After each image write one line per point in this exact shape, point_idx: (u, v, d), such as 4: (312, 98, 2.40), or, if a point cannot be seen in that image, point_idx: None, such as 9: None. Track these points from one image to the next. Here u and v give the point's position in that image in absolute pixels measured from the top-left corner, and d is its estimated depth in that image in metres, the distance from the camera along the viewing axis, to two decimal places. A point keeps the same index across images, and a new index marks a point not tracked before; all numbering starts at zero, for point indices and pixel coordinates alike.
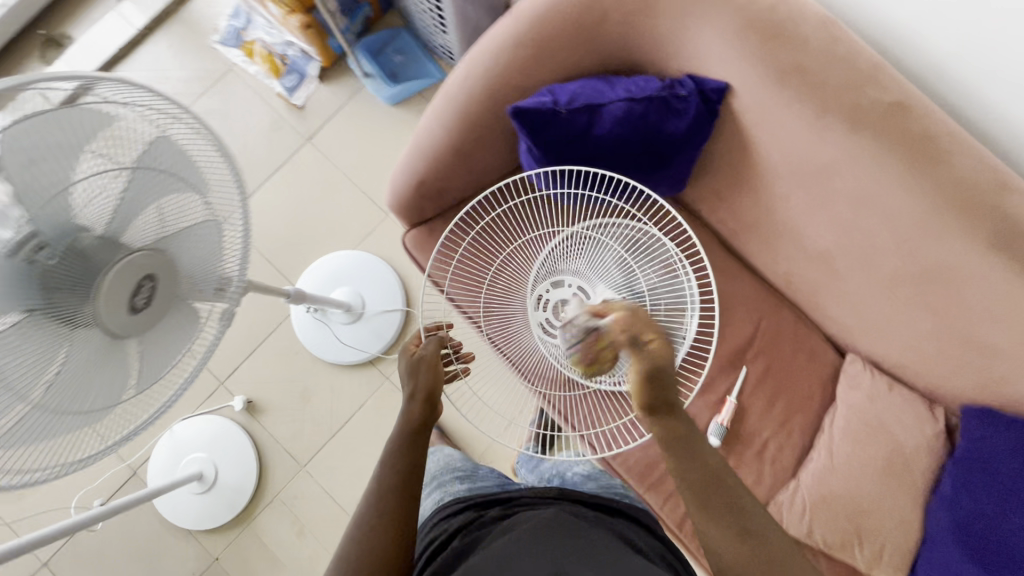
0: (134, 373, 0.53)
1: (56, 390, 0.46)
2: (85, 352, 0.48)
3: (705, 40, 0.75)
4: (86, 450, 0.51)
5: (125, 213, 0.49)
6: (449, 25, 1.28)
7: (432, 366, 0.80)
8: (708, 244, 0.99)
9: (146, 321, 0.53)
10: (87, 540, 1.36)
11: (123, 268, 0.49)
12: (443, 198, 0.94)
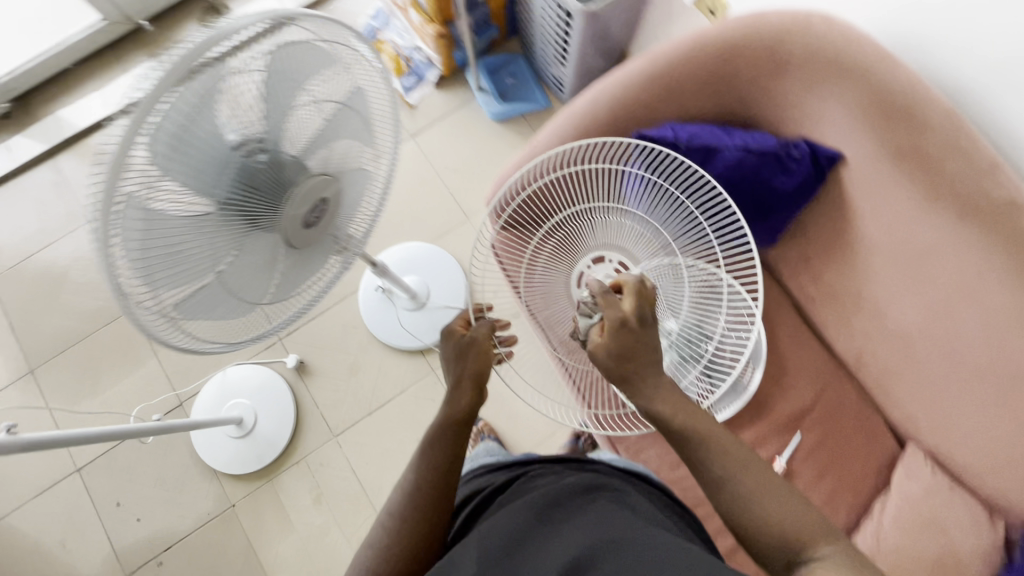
0: (278, 281, 0.59)
1: (232, 279, 0.52)
2: (259, 253, 0.54)
3: (829, 110, 0.81)
4: (235, 338, 0.58)
5: (322, 141, 0.55)
6: (569, 61, 1.36)
7: (483, 355, 0.77)
8: (782, 304, 1.00)
9: (304, 237, 0.58)
10: (122, 458, 1.43)
11: (311, 188, 0.54)
12: None
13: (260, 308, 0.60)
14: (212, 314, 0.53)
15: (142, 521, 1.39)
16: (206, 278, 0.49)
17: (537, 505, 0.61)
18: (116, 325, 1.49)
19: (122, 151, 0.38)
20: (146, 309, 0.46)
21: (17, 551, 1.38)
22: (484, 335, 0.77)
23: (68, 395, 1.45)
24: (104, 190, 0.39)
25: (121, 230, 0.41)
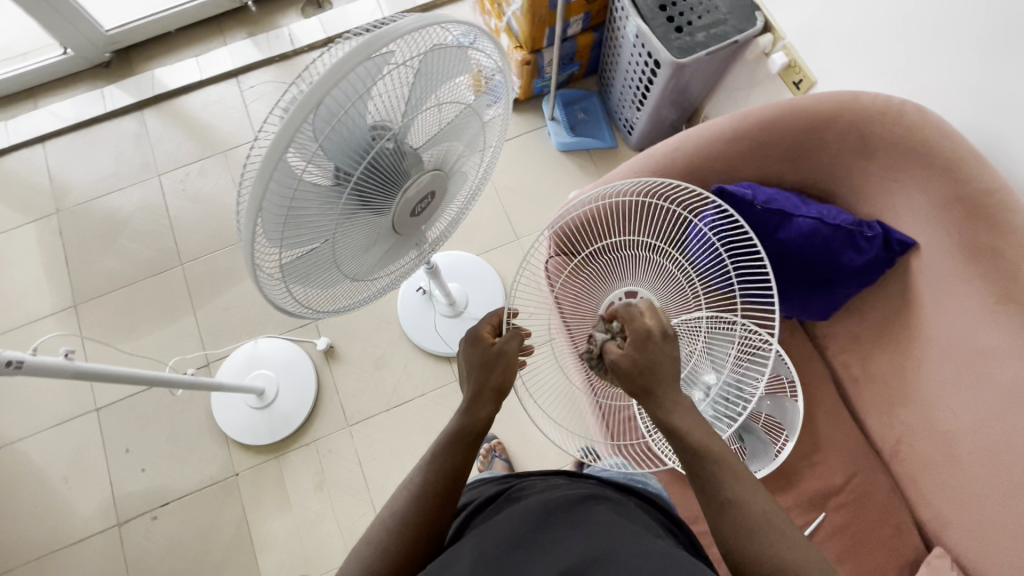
0: (370, 263, 0.63)
1: (339, 252, 0.55)
2: (365, 235, 0.57)
3: (911, 197, 0.83)
4: (320, 307, 0.61)
5: (442, 140, 0.58)
6: (645, 107, 1.41)
7: (508, 367, 0.70)
8: (823, 379, 0.99)
9: (406, 225, 0.61)
10: (140, 406, 1.45)
11: (423, 181, 0.57)
12: None
13: (346, 285, 0.63)
14: (313, 281, 0.56)
15: (145, 472, 1.40)
16: (319, 248, 0.52)
17: (532, 514, 0.60)
18: (164, 277, 1.54)
19: (286, 128, 0.41)
20: (266, 268, 0.49)
21: (22, 477, 1.40)
22: (514, 348, 0.69)
23: (104, 335, 1.49)
24: (261, 158, 0.41)
25: (266, 197, 0.44)
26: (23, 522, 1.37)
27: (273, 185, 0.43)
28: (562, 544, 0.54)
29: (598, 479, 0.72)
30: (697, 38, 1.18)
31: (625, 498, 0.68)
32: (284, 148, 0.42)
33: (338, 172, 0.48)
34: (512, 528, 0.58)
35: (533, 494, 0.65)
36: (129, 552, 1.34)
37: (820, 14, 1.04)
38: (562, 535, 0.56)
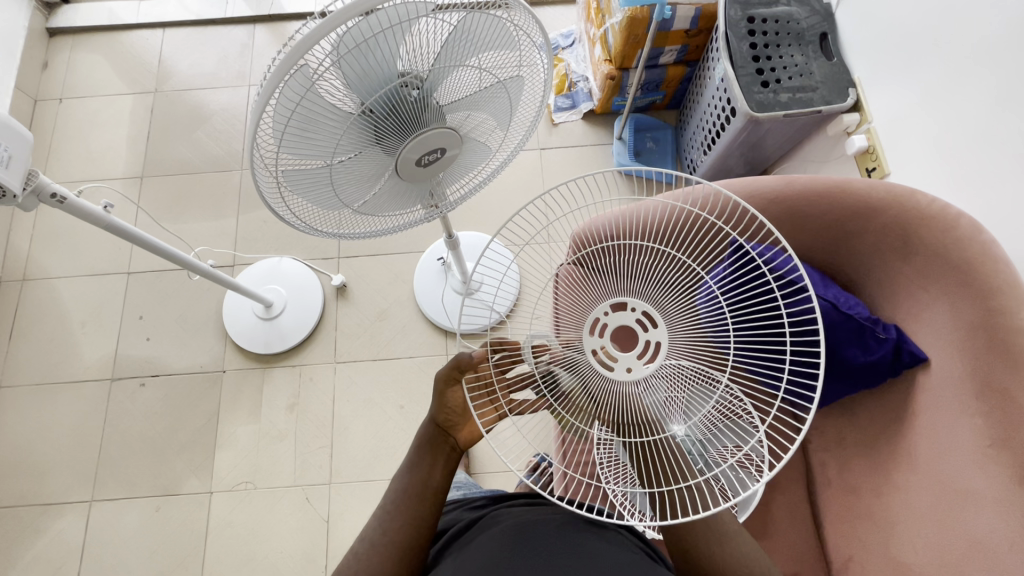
0: (370, 195, 0.66)
1: (341, 174, 0.59)
2: (369, 166, 0.60)
3: (936, 311, 0.78)
4: (309, 220, 0.65)
5: (467, 104, 0.61)
6: (713, 152, 1.39)
7: (444, 401, 0.75)
8: (793, 468, 0.95)
9: (410, 172, 0.65)
10: (164, 282, 1.56)
11: (438, 134, 0.60)
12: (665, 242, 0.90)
13: (345, 210, 0.67)
14: (310, 194, 0.60)
15: (149, 342, 1.51)
16: (321, 164, 0.56)
17: (507, 542, 0.64)
18: (224, 176, 1.66)
19: (315, 35, 0.44)
20: (267, 165, 0.53)
21: (47, 309, 1.54)
22: (443, 380, 0.74)
23: (157, 209, 1.62)
24: (284, 55, 0.45)
25: (280, 94, 0.48)
26: (36, 348, 1.51)
27: (289, 84, 0.47)
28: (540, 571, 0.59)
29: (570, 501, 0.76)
30: (780, 98, 1.15)
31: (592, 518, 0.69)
32: (307, 51, 0.45)
33: (356, 95, 0.52)
34: (489, 557, 0.62)
35: (507, 518, 0.69)
36: (113, 408, 1.45)
37: (912, 107, 1.00)
38: (537, 565, 0.60)
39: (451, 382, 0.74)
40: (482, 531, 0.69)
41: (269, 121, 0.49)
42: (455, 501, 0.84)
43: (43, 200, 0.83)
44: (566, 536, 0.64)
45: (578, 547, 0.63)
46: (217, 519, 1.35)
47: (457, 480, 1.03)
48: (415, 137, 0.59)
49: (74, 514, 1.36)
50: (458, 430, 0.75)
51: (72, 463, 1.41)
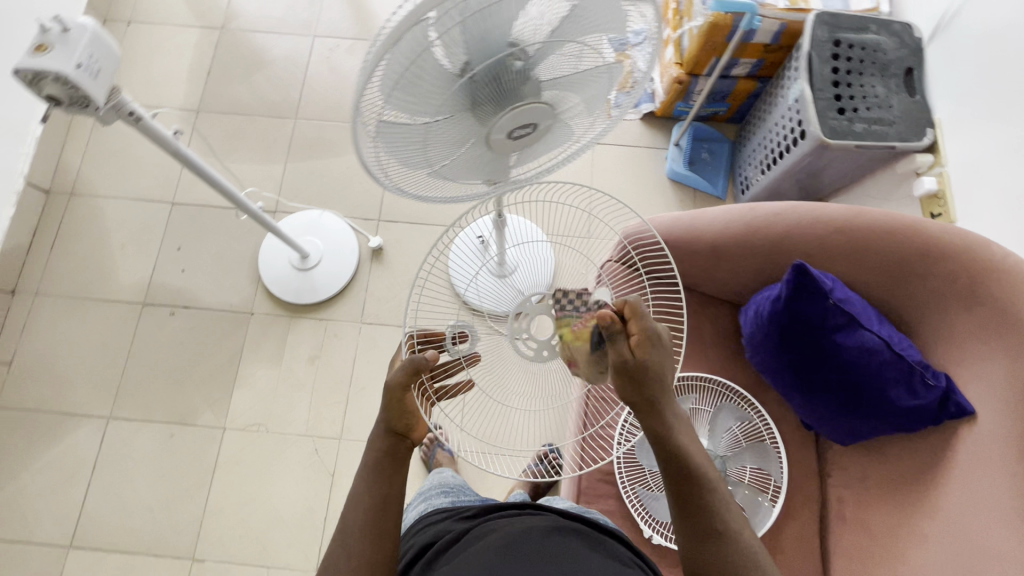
0: (453, 160, 0.66)
1: (435, 138, 0.60)
2: (461, 131, 0.60)
3: (989, 367, 0.77)
4: (392, 181, 0.66)
5: (566, 82, 0.60)
6: (772, 171, 1.36)
7: (397, 406, 0.74)
8: (807, 499, 0.96)
9: (498, 143, 0.65)
10: (205, 218, 1.58)
11: (534, 108, 0.59)
12: (717, 256, 0.96)
13: (427, 173, 0.67)
14: (403, 154, 0.61)
15: (183, 274, 1.53)
16: (417, 125, 0.57)
17: (494, 552, 0.65)
18: (277, 122, 1.66)
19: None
20: (369, 120, 0.53)
21: (89, 226, 1.57)
22: (397, 386, 0.74)
23: (207, 144, 1.62)
24: (407, 12, 0.45)
25: (395, 52, 0.48)
26: (74, 262, 1.54)
27: (404, 42, 0.47)
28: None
29: (558, 510, 0.77)
30: (855, 127, 1.12)
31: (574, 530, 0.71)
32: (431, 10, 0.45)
33: (464, 59, 0.52)
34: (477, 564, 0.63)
35: (498, 528, 0.71)
36: (140, 332, 1.48)
37: (993, 157, 0.97)
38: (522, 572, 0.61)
39: (406, 387, 0.74)
40: (475, 541, 0.70)
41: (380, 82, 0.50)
42: (444, 511, 0.84)
43: (120, 117, 0.82)
44: (549, 546, 0.65)
45: (569, 559, 0.64)
46: (226, 456, 1.38)
47: (445, 484, 0.99)
48: (511, 108, 0.59)
49: (91, 427, 1.40)
50: (413, 433, 0.76)
51: (95, 378, 1.44)
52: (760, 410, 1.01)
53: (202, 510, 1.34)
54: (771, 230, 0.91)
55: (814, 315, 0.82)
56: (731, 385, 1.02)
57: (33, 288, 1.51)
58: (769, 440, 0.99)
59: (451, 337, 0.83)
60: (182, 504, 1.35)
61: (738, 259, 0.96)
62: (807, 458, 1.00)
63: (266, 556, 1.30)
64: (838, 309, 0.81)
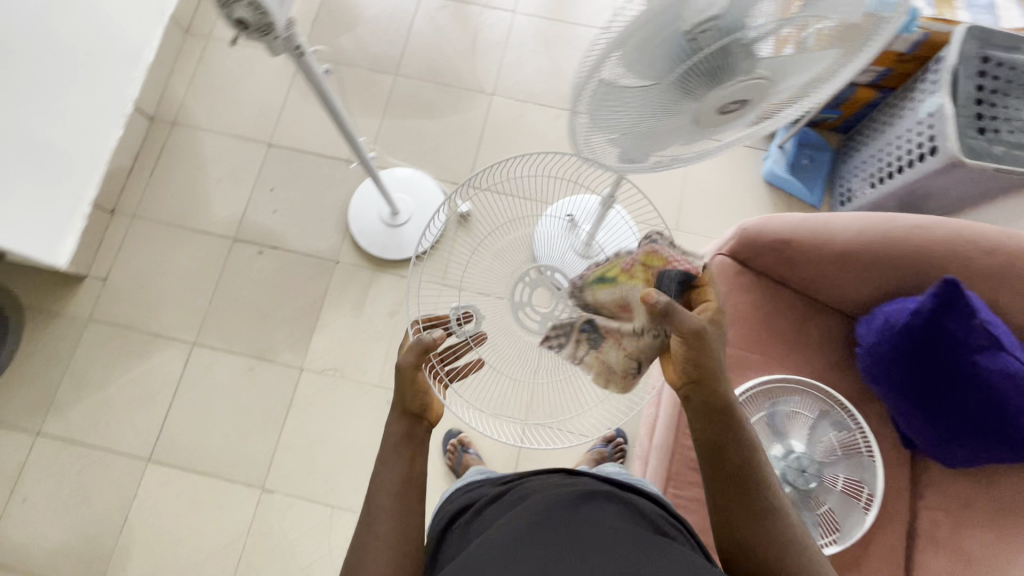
0: (649, 131, 0.66)
1: (644, 111, 0.62)
2: (671, 101, 0.61)
3: None
4: (587, 144, 0.68)
5: (789, 61, 0.59)
6: (885, 186, 1.33)
7: (412, 385, 0.79)
8: (899, 515, 0.96)
9: (705, 117, 0.64)
10: (299, 162, 1.60)
11: (753, 82, 0.58)
12: (846, 262, 0.97)
13: (620, 142, 0.68)
14: (611, 124, 0.63)
15: (274, 214, 1.56)
16: (633, 89, 0.58)
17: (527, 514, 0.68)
18: (376, 76, 1.67)
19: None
20: (595, 78, 0.55)
21: (188, 157, 1.60)
22: (410, 366, 0.79)
23: (308, 90, 1.64)
24: None
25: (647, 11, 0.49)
26: (171, 190, 1.57)
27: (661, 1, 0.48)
28: (562, 538, 0.62)
29: (596, 478, 0.79)
30: (994, 149, 1.09)
31: (614, 497, 0.73)
32: None
33: (702, 25, 0.52)
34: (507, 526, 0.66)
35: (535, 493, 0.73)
36: (228, 266, 1.52)
37: None
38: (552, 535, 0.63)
39: (418, 366, 0.80)
40: (509, 506, 0.74)
41: (608, 59, 0.54)
42: (487, 480, 0.89)
43: (287, 51, 0.83)
44: (585, 510, 0.68)
45: (600, 523, 0.66)
46: (302, 395, 1.42)
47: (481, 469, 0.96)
48: (729, 80, 0.58)
49: (176, 350, 1.45)
50: (428, 412, 0.81)
51: (183, 304, 1.49)
52: (859, 420, 0.99)
53: (274, 444, 1.39)
54: (910, 242, 0.93)
55: (958, 333, 0.85)
56: (832, 392, 1.01)
57: (131, 210, 1.56)
58: (864, 451, 0.97)
59: (455, 318, 0.93)
60: (256, 435, 1.39)
61: (868, 268, 0.96)
62: (902, 474, 0.99)
63: (331, 496, 1.35)
64: (981, 329, 0.84)
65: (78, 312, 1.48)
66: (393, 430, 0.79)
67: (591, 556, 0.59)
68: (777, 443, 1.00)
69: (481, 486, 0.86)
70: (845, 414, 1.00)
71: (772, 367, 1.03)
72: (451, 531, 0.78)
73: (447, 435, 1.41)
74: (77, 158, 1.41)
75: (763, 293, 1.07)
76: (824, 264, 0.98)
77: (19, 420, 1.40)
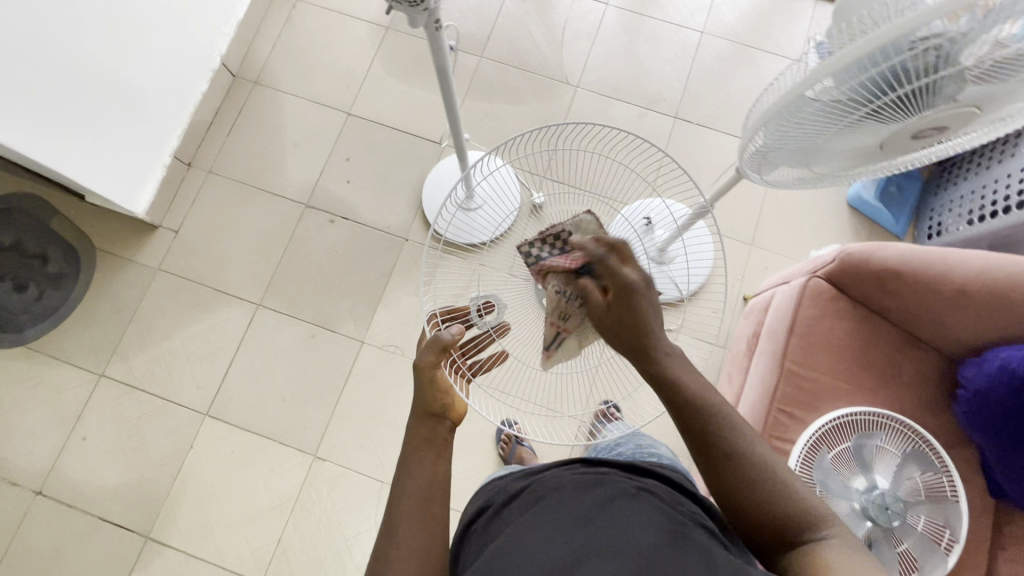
0: (824, 151, 0.69)
1: (832, 138, 0.65)
2: (858, 128, 0.63)
3: None
4: (759, 154, 0.72)
5: (993, 95, 0.58)
6: (980, 224, 1.29)
7: (433, 383, 0.76)
8: (979, 566, 0.93)
9: (895, 143, 0.65)
10: (377, 135, 1.59)
11: (949, 113, 0.59)
12: (963, 301, 0.94)
13: (790, 158, 0.71)
14: (787, 140, 0.67)
15: (348, 185, 1.55)
16: (822, 114, 0.61)
17: (551, 508, 0.67)
18: (461, 57, 1.64)
19: (903, 23, 0.49)
20: (787, 103, 0.59)
21: (267, 118, 1.60)
22: (429, 365, 0.76)
23: (393, 63, 1.62)
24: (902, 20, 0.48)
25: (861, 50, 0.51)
26: (247, 150, 1.57)
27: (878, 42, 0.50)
28: (585, 534, 0.61)
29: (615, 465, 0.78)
30: None
31: (636, 486, 0.72)
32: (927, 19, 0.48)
33: (915, 65, 0.53)
34: (530, 524, 0.65)
35: (559, 486, 0.72)
36: (298, 232, 1.52)
37: None
38: (577, 530, 0.62)
39: (437, 365, 0.77)
40: (531, 502, 0.72)
41: (805, 94, 0.58)
42: (515, 472, 0.87)
43: (426, 25, 0.81)
44: (606, 504, 0.66)
45: (626, 512, 0.64)
46: (360, 369, 1.42)
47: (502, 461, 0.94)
48: (927, 113, 0.59)
49: (240, 309, 1.46)
50: (450, 412, 0.76)
51: (249, 265, 1.49)
52: (943, 458, 0.96)
53: (331, 413, 1.39)
54: None
55: None
56: (919, 432, 0.98)
57: (207, 165, 1.56)
58: (947, 492, 0.95)
59: (476, 309, 0.89)
60: (311, 403, 1.40)
61: (984, 310, 0.93)
62: (985, 525, 0.96)
63: (382, 471, 1.35)
64: None
65: (147, 262, 1.49)
66: (414, 433, 0.74)
67: (623, 549, 0.58)
68: (860, 476, 0.96)
69: (505, 480, 0.84)
70: (930, 451, 0.97)
71: (856, 396, 1.01)
72: (477, 523, 0.77)
73: (502, 425, 1.41)
74: (164, 105, 1.43)
75: (859, 320, 1.04)
76: (936, 300, 0.96)
77: (84, 361, 1.42)
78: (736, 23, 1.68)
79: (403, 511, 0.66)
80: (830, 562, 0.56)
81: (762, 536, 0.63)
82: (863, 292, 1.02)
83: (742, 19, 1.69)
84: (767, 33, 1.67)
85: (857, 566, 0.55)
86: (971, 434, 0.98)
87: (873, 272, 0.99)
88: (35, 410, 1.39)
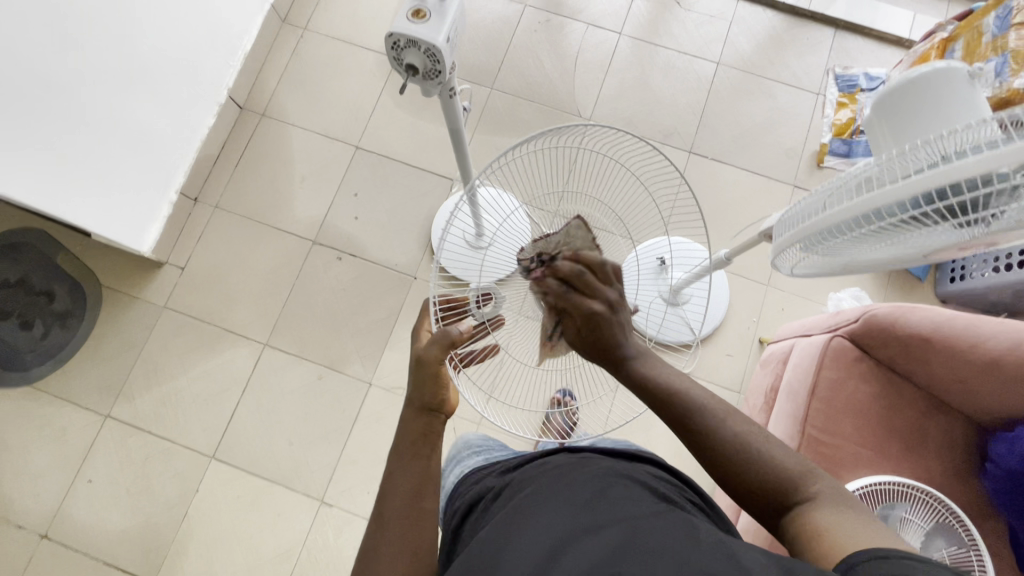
0: (865, 257, 0.70)
1: (860, 246, 0.66)
2: (900, 244, 0.64)
3: None
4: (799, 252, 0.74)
5: None
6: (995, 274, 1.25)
7: (436, 379, 0.70)
8: None
9: (936, 255, 0.66)
10: (385, 169, 1.56)
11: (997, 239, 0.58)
12: (992, 376, 0.91)
13: (831, 260, 0.73)
14: (828, 247, 0.69)
15: (356, 221, 1.53)
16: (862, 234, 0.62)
17: (531, 499, 0.63)
18: (472, 87, 1.61)
19: (950, 170, 0.50)
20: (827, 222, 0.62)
21: (273, 148, 1.58)
22: (433, 360, 0.69)
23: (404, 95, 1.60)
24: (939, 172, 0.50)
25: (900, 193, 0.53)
26: (253, 184, 1.55)
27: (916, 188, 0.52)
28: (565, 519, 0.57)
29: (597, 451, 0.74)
30: None
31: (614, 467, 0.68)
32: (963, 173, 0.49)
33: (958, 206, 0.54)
34: (508, 516, 0.61)
35: (539, 476, 0.68)
36: (305, 271, 1.49)
37: None
38: (560, 513, 0.59)
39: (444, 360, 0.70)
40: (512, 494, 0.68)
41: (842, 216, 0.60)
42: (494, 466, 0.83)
43: (439, 93, 0.79)
44: (585, 486, 0.63)
45: (607, 494, 0.61)
46: (368, 412, 1.40)
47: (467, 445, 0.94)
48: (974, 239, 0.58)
49: (247, 349, 1.44)
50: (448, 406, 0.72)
51: (255, 305, 1.47)
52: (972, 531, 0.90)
53: (337, 457, 1.37)
54: None
55: None
56: (948, 501, 0.93)
57: (214, 200, 1.54)
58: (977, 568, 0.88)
59: (474, 300, 0.79)
60: (318, 446, 1.38)
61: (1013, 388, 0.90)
62: None
63: None
64: None
65: (154, 300, 1.48)
66: (409, 426, 0.70)
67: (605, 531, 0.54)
68: None
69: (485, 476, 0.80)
70: (956, 523, 0.91)
71: (876, 460, 0.98)
72: (464, 528, 0.72)
73: None
74: (172, 147, 1.41)
75: (881, 382, 1.01)
76: (965, 373, 0.93)
77: (89, 402, 1.41)
78: (754, 52, 1.64)
79: (396, 520, 0.64)
80: (826, 529, 0.54)
81: (764, 504, 0.60)
82: (889, 357, 1.00)
83: (760, 48, 1.64)
84: (784, 63, 1.63)
85: (857, 525, 0.53)
86: (999, 508, 0.95)
87: (900, 341, 0.97)
88: (41, 452, 1.38)
